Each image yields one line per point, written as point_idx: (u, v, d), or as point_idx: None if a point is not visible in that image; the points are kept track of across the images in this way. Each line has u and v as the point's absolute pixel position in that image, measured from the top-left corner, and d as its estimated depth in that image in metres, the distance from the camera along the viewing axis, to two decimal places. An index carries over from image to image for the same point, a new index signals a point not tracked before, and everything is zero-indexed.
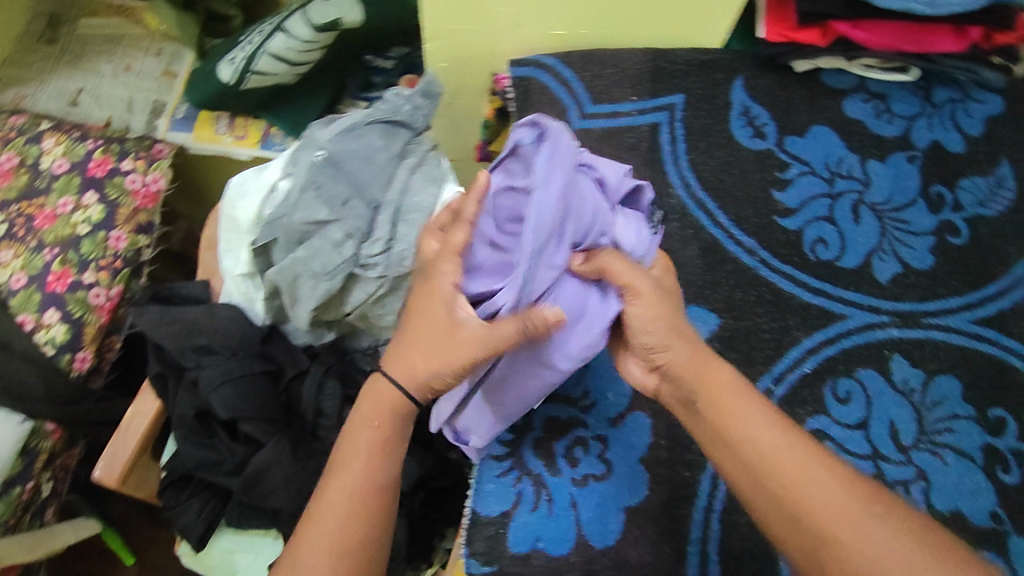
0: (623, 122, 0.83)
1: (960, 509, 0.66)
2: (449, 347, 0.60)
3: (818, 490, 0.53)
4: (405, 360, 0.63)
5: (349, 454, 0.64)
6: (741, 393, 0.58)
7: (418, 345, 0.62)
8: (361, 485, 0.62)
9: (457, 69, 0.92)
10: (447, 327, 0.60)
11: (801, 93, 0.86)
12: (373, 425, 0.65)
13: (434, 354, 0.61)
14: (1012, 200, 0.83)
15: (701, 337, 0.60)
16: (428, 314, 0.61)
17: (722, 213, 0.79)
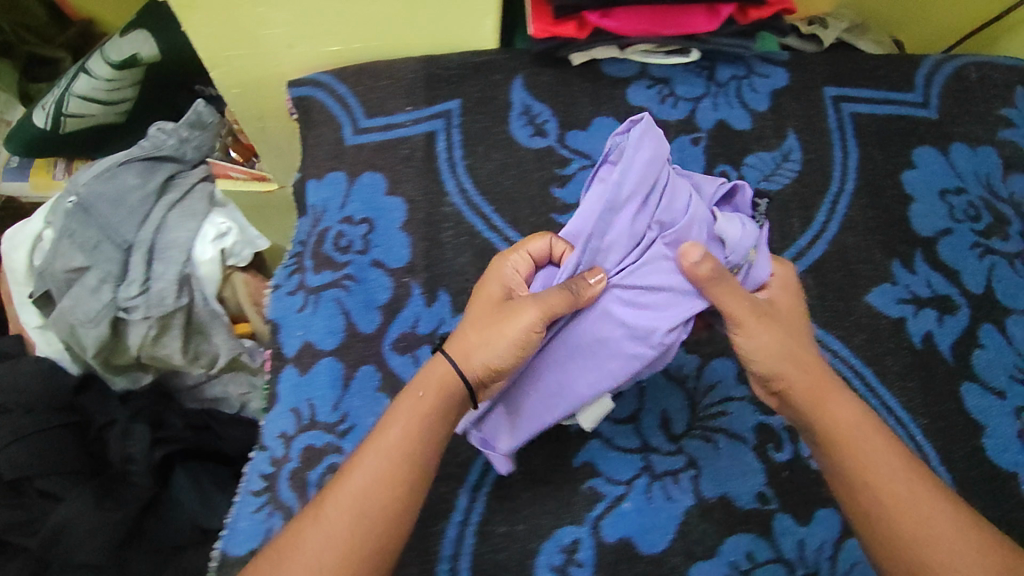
0: (397, 133, 0.81)
1: (727, 493, 0.69)
2: (491, 327, 0.59)
3: (937, 505, 0.55)
4: (473, 341, 0.59)
5: (385, 425, 0.57)
6: (851, 420, 0.59)
7: (473, 327, 0.61)
8: (382, 456, 0.55)
9: (254, 91, 0.92)
10: (496, 311, 0.61)
11: (583, 86, 0.84)
12: (420, 396, 0.58)
13: (472, 334, 0.60)
14: (798, 172, 0.82)
15: (797, 358, 0.61)
16: (488, 296, 0.62)
17: (498, 217, 0.79)
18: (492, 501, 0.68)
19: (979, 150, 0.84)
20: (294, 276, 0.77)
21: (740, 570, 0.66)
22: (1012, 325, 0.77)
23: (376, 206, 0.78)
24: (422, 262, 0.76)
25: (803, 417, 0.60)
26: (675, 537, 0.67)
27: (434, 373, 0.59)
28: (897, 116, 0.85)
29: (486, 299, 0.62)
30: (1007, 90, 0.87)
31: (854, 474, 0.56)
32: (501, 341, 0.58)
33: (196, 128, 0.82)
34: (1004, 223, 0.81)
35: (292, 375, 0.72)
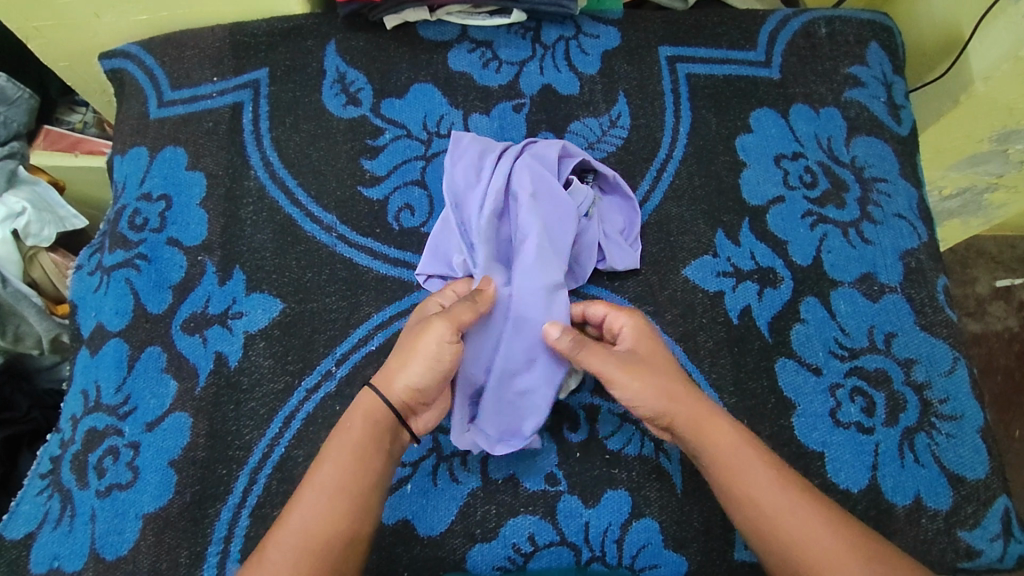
0: (202, 105, 0.80)
1: (515, 474, 0.66)
2: (404, 350, 0.59)
3: (803, 521, 0.53)
4: (395, 367, 0.58)
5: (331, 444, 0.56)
6: (732, 441, 0.57)
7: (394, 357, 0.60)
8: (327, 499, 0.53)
9: (84, 66, 0.88)
10: (411, 338, 0.60)
11: (402, 51, 0.82)
12: (359, 433, 0.56)
13: (394, 360, 0.59)
14: (623, 138, 0.79)
15: (676, 395, 0.58)
16: (408, 328, 0.62)
17: (302, 191, 0.76)
18: (273, 482, 0.66)
19: (823, 113, 0.80)
20: (95, 256, 0.77)
21: (521, 554, 0.64)
22: (838, 298, 0.73)
23: (176, 181, 0.76)
24: (220, 239, 0.74)
25: (691, 451, 0.58)
26: (455, 519, 0.64)
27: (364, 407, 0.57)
28: (737, 76, 0.82)
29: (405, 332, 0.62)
30: (859, 45, 0.83)
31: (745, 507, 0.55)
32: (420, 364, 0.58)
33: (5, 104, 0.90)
34: (842, 189, 0.77)
35: (84, 356, 0.72)
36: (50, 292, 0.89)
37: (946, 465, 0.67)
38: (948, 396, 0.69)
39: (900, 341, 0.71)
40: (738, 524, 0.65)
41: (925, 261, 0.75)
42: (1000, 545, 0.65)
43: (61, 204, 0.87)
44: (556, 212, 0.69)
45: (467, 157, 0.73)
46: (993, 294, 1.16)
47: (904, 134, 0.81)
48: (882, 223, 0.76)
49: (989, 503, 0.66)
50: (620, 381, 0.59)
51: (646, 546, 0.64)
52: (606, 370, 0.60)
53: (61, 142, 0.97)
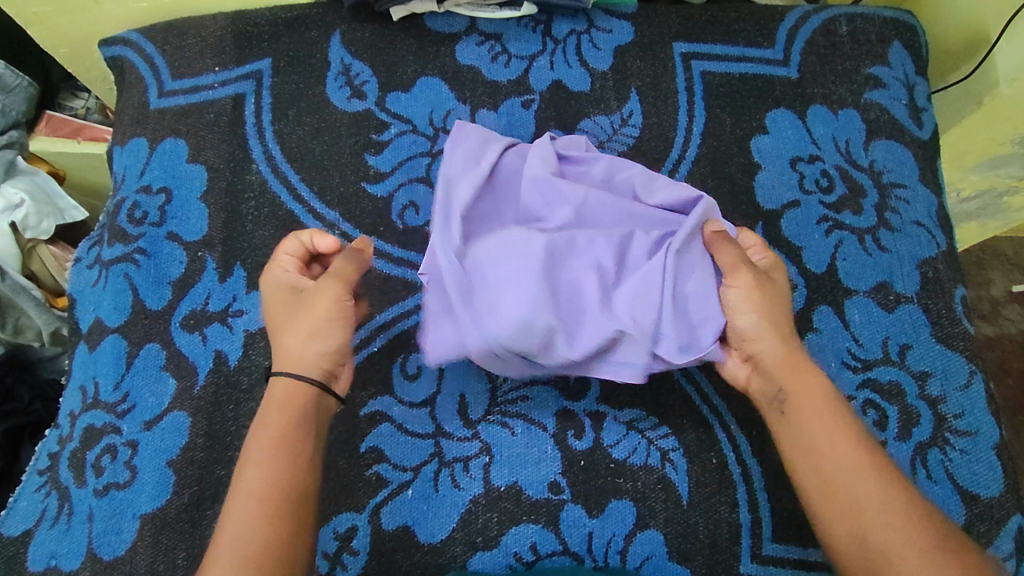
0: (204, 96, 0.78)
1: (517, 482, 0.64)
2: (295, 315, 0.58)
3: (865, 486, 0.52)
4: (291, 342, 0.57)
5: (250, 452, 0.53)
6: (816, 391, 0.56)
7: (285, 329, 0.57)
8: (259, 501, 0.50)
9: (84, 53, 0.86)
10: (297, 304, 0.58)
11: (409, 42, 0.79)
12: (280, 431, 0.53)
13: (287, 336, 0.57)
14: (635, 137, 0.77)
15: (782, 332, 0.58)
16: (280, 294, 0.60)
17: (304, 186, 0.74)
18: None
19: (842, 114, 0.78)
20: (94, 249, 0.75)
21: (522, 562, 0.63)
22: (852, 307, 0.71)
23: (176, 174, 0.75)
24: (220, 235, 0.73)
25: (771, 387, 0.57)
26: (456, 526, 0.63)
27: (278, 400, 0.55)
28: (754, 74, 0.79)
29: (275, 304, 0.59)
30: (881, 44, 0.81)
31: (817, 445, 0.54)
32: (322, 322, 0.57)
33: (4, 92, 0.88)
34: (859, 194, 0.75)
35: (83, 351, 0.71)
36: (48, 285, 0.89)
37: (960, 481, 0.65)
38: (964, 411, 0.67)
39: (915, 353, 0.69)
40: (744, 537, 0.64)
41: (943, 270, 0.73)
42: (1012, 564, 0.64)
43: (61, 196, 0.87)
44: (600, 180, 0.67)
45: (467, 145, 0.67)
46: (1008, 297, 1.14)
47: (925, 138, 0.78)
48: (899, 230, 0.74)
49: (1002, 521, 0.65)
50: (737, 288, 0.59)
51: (650, 557, 0.63)
52: (731, 273, 0.59)
53: (63, 129, 0.96)
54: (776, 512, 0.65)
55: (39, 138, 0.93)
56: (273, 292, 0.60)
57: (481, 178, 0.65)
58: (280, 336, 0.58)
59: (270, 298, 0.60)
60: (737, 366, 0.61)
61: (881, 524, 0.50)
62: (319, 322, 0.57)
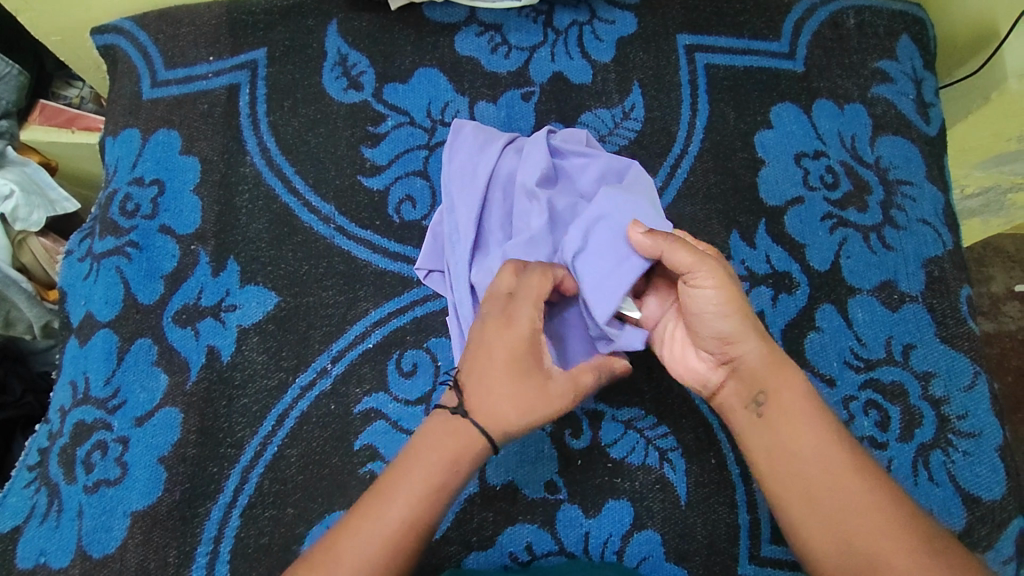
0: (197, 86, 0.76)
1: (514, 481, 0.63)
2: (536, 396, 0.54)
3: (846, 491, 0.52)
4: (494, 411, 0.53)
5: (397, 485, 0.52)
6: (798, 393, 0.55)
7: (496, 393, 0.53)
8: (403, 520, 0.51)
9: (77, 41, 0.85)
10: (535, 385, 0.54)
11: (407, 32, 0.78)
12: (451, 468, 0.52)
13: (493, 397, 0.53)
14: (637, 131, 0.75)
15: (753, 334, 0.56)
16: (522, 359, 0.54)
17: (299, 178, 0.73)
18: (264, 481, 0.63)
19: (847, 109, 0.76)
20: (85, 241, 0.74)
21: (517, 562, 0.62)
22: (856, 306, 0.70)
23: (168, 165, 0.74)
24: (214, 228, 0.72)
25: (747, 387, 0.57)
26: (450, 526, 0.62)
27: (458, 437, 0.53)
28: (759, 68, 0.78)
29: (509, 360, 0.54)
30: (888, 38, 0.79)
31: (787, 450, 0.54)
32: (541, 412, 0.54)
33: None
34: (865, 191, 0.73)
35: (73, 345, 0.69)
36: (40, 277, 0.88)
37: (962, 484, 0.64)
38: (967, 412, 0.66)
39: (919, 354, 0.68)
40: (741, 539, 0.63)
41: (949, 270, 0.71)
42: (1012, 567, 0.63)
43: (51, 187, 0.86)
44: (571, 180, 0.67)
45: (463, 151, 0.68)
46: (1009, 294, 1.12)
47: (932, 134, 0.77)
48: (905, 228, 0.72)
49: (1004, 524, 0.64)
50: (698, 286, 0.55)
51: (647, 558, 0.62)
52: (691, 273, 0.55)
53: (57, 118, 0.94)
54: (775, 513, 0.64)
55: (32, 128, 0.92)
56: (503, 346, 0.54)
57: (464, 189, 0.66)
58: (482, 385, 0.54)
59: (498, 349, 0.54)
60: (707, 368, 0.59)
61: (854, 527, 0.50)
62: (529, 413, 0.53)
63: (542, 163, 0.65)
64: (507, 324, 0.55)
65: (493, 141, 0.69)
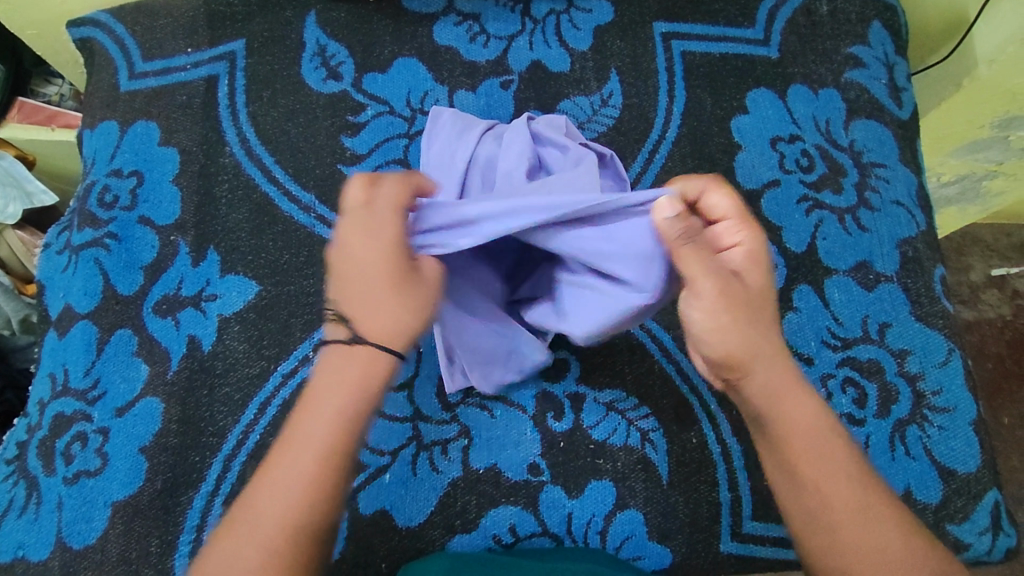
0: (175, 77, 0.76)
1: (496, 464, 0.64)
2: (415, 294, 0.49)
3: (862, 523, 0.47)
4: (383, 319, 0.49)
5: (302, 426, 0.47)
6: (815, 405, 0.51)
7: (376, 303, 0.49)
8: (317, 465, 0.46)
9: (53, 35, 0.84)
10: (413, 281, 0.49)
11: (385, 23, 0.78)
12: (358, 396, 0.48)
13: (376, 312, 0.49)
14: (615, 118, 0.76)
15: (765, 353, 0.50)
16: (384, 263, 0.49)
17: (279, 169, 0.73)
18: (247, 469, 0.63)
19: (822, 94, 0.78)
20: (64, 234, 0.74)
21: (501, 544, 0.62)
22: (832, 287, 0.71)
23: (147, 157, 0.73)
24: (193, 218, 0.71)
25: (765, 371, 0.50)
26: (434, 510, 0.63)
27: (357, 359, 0.48)
28: (734, 55, 0.79)
29: (375, 268, 0.49)
30: (861, 24, 0.80)
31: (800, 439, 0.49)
32: (427, 303, 0.50)
33: None
34: (839, 173, 0.75)
35: (52, 337, 0.69)
36: (18, 272, 0.89)
37: (937, 458, 0.66)
38: (942, 388, 0.68)
39: (895, 332, 0.69)
40: (723, 516, 0.64)
41: (922, 249, 0.73)
42: (988, 539, 0.64)
43: (28, 179, 0.86)
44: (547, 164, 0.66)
45: (443, 137, 0.69)
46: (987, 282, 1.14)
47: (905, 118, 0.78)
48: (879, 210, 0.74)
49: (980, 496, 0.65)
50: (728, 241, 0.51)
51: (630, 537, 0.62)
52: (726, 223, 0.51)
53: (36, 116, 0.94)
54: (755, 491, 0.65)
55: (10, 125, 0.92)
56: (374, 257, 0.49)
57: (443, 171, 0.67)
58: (363, 302, 0.49)
59: (371, 263, 0.49)
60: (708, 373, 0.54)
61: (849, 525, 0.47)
62: (419, 307, 0.49)
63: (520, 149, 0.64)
64: (373, 230, 0.50)
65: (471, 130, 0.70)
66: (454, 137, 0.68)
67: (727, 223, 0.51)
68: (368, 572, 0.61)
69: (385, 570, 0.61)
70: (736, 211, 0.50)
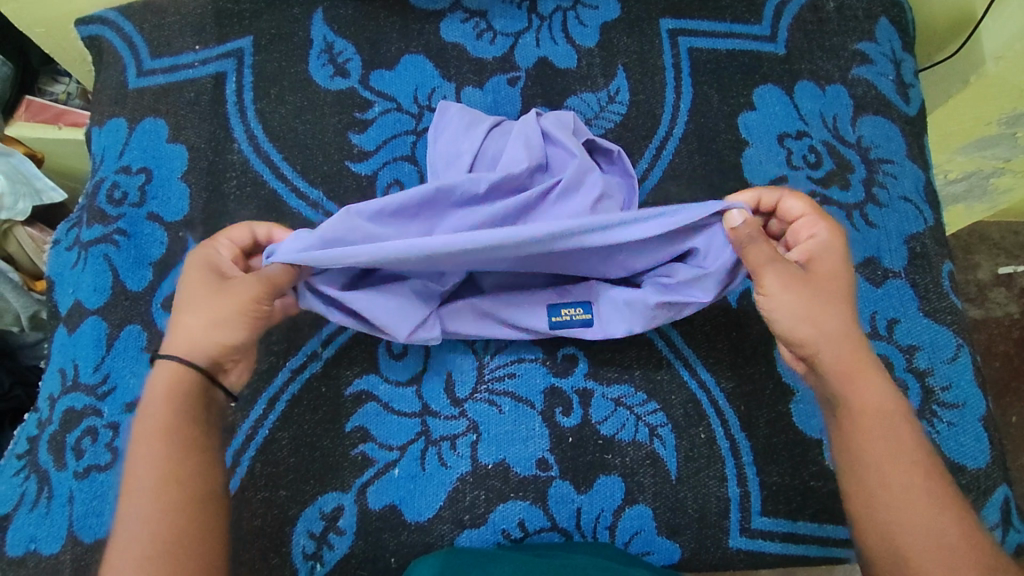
0: (184, 75, 0.77)
1: (505, 459, 0.64)
2: (211, 305, 0.54)
3: (911, 505, 0.49)
4: (184, 331, 0.54)
5: (133, 459, 0.51)
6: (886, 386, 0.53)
7: (179, 316, 0.55)
8: (158, 482, 0.50)
9: (62, 33, 0.85)
10: (213, 291, 0.54)
11: (392, 20, 0.78)
12: (170, 409, 0.52)
13: (195, 334, 0.54)
14: (622, 115, 0.76)
15: (833, 333, 0.53)
16: (193, 282, 0.56)
17: (287, 165, 0.73)
18: (256, 464, 0.63)
19: (829, 90, 0.78)
20: (73, 231, 0.74)
21: (510, 539, 0.62)
22: None
23: (156, 153, 0.74)
24: (202, 215, 0.72)
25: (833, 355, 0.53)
26: (443, 505, 0.63)
27: (169, 378, 0.53)
28: (740, 51, 0.79)
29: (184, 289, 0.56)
30: (868, 20, 0.80)
31: (859, 416, 0.52)
32: (223, 311, 0.54)
33: None
34: (847, 169, 0.75)
35: (62, 333, 0.69)
36: (27, 268, 0.89)
37: (947, 453, 0.65)
38: (951, 383, 0.68)
39: (903, 327, 0.69)
40: (732, 512, 0.64)
41: (930, 245, 0.73)
42: (999, 534, 0.64)
43: (38, 177, 0.86)
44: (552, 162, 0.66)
45: (450, 128, 0.69)
46: (995, 280, 1.14)
47: (912, 114, 0.78)
48: (887, 206, 0.74)
49: (989, 492, 0.65)
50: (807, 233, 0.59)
51: (639, 533, 0.63)
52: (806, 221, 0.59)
53: (43, 114, 0.94)
54: (764, 486, 0.65)
55: (18, 123, 0.92)
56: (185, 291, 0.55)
57: (449, 162, 0.67)
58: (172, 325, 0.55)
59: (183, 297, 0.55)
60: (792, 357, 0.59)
61: (900, 506, 0.49)
62: (219, 313, 0.54)
63: (526, 146, 0.65)
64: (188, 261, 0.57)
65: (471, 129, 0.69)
66: (462, 129, 0.69)
67: (810, 219, 0.59)
68: (378, 566, 0.62)
69: (394, 565, 0.62)
70: (812, 208, 0.59)
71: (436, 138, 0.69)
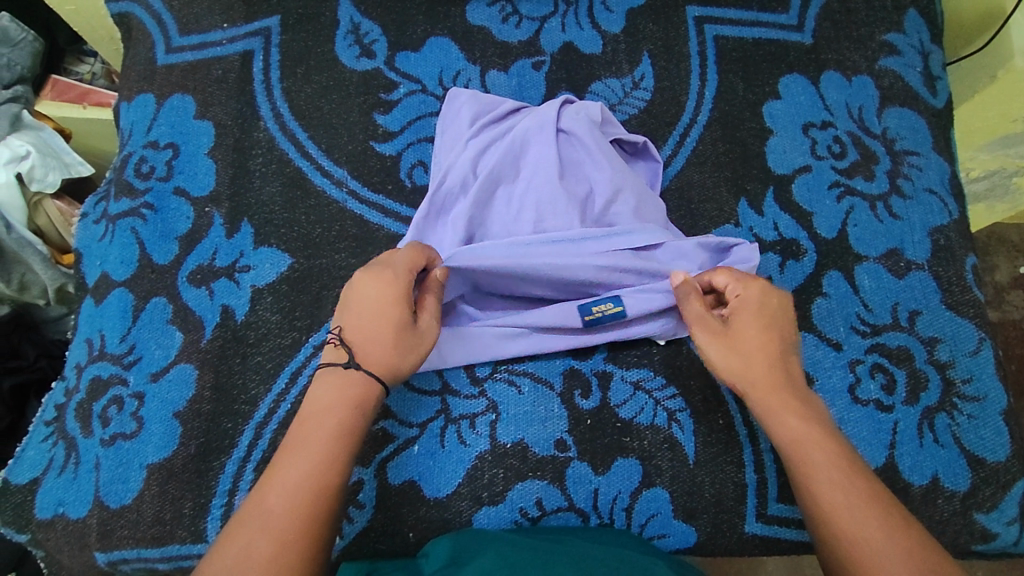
0: (211, 53, 0.77)
1: (523, 439, 0.64)
2: (407, 345, 0.57)
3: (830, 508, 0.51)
4: (375, 353, 0.56)
5: (315, 411, 0.54)
6: (797, 430, 0.55)
7: (365, 336, 0.56)
8: (330, 442, 0.52)
9: (91, 11, 0.86)
10: (408, 333, 0.57)
11: (419, 2, 0.79)
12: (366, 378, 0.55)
13: (375, 353, 0.56)
14: (646, 101, 0.76)
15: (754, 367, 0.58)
16: (389, 312, 0.57)
17: (312, 144, 0.74)
18: (278, 436, 0.64)
19: (855, 80, 0.77)
20: (101, 204, 0.75)
21: (527, 518, 0.63)
22: (862, 273, 0.70)
23: (183, 129, 0.74)
24: (228, 190, 0.72)
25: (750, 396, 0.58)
26: (462, 482, 0.63)
27: (352, 380, 0.55)
28: (767, 39, 0.78)
29: (372, 300, 0.57)
30: (896, 12, 0.80)
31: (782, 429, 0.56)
32: (418, 354, 0.58)
33: (8, 48, 0.88)
34: (871, 160, 0.74)
35: (89, 305, 0.70)
36: (55, 241, 0.90)
37: (966, 446, 0.65)
38: (972, 376, 0.67)
39: (925, 319, 0.69)
40: (749, 497, 0.64)
41: (955, 238, 0.72)
42: (1015, 529, 0.64)
43: (66, 151, 0.89)
44: (569, 160, 0.69)
45: (461, 118, 0.72)
46: (1012, 282, 1.13)
47: (938, 106, 0.78)
48: (911, 198, 0.73)
49: (1008, 486, 0.65)
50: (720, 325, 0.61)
51: (655, 515, 0.63)
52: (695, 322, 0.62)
53: (69, 92, 0.95)
54: (782, 473, 0.65)
55: (45, 100, 0.93)
56: (382, 302, 0.57)
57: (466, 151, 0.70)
58: (358, 340, 0.56)
59: (373, 303, 0.57)
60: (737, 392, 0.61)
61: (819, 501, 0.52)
62: (412, 355, 0.57)
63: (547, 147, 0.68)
64: (382, 280, 0.58)
65: (490, 113, 0.72)
66: (474, 124, 0.72)
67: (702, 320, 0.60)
68: (396, 540, 0.62)
69: (412, 539, 0.62)
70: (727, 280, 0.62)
71: (447, 129, 0.72)
